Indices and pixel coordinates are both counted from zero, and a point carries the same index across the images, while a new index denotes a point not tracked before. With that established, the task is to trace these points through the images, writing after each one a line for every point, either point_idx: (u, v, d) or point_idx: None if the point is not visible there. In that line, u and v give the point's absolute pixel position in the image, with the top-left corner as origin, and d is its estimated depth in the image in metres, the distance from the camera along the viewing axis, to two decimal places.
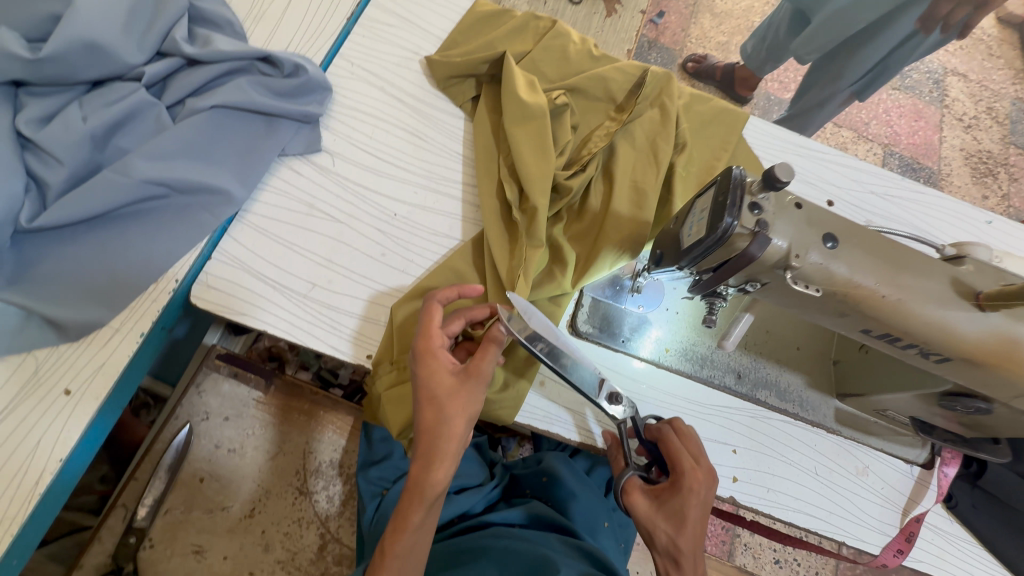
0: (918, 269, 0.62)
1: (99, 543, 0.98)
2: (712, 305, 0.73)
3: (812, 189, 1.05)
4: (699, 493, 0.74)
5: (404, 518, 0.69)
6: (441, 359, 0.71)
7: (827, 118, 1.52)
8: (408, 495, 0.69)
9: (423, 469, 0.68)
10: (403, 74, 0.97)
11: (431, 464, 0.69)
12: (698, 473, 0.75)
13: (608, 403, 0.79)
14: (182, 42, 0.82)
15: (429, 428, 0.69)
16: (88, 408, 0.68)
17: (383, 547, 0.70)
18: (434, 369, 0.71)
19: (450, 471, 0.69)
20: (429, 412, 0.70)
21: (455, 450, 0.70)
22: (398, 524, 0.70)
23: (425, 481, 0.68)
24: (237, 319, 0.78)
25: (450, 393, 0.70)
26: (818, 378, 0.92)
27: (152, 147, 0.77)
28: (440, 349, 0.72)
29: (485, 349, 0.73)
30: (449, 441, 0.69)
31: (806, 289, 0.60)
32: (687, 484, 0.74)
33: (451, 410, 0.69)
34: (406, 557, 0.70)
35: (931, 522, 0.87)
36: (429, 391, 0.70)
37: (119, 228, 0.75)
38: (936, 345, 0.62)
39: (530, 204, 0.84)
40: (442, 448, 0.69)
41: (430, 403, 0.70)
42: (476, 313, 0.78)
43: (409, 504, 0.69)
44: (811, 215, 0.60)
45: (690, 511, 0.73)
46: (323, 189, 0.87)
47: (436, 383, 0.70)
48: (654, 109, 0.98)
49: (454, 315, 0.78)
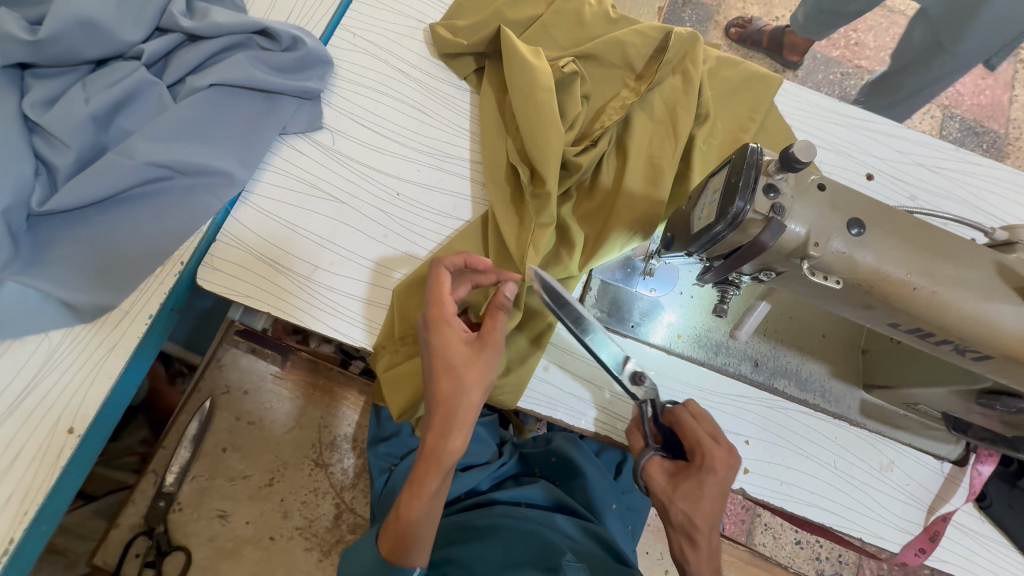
0: (960, 257, 0.55)
1: (134, 505, 1.06)
2: (724, 294, 0.68)
3: (850, 162, 0.96)
4: (719, 473, 0.71)
5: (421, 484, 0.70)
6: (454, 329, 0.70)
7: (899, 95, 1.35)
8: (424, 462, 0.70)
9: (440, 437, 0.69)
10: (408, 44, 0.93)
11: (448, 431, 0.69)
12: (718, 451, 0.72)
13: (629, 383, 0.77)
14: (180, 15, 0.80)
15: (444, 397, 0.69)
16: (103, 386, 0.71)
17: (400, 510, 0.71)
18: (449, 339, 0.70)
19: (467, 437, 0.71)
20: (445, 381, 0.69)
21: (470, 418, 0.71)
22: (414, 490, 0.70)
23: (442, 449, 0.69)
24: (243, 301, 0.78)
25: (466, 364, 0.70)
26: (843, 367, 0.86)
27: (154, 129, 0.77)
28: (452, 318, 0.71)
29: (494, 316, 0.72)
30: (465, 410, 0.70)
31: (825, 281, 0.54)
32: (707, 463, 0.71)
33: (469, 380, 0.69)
34: (422, 520, 0.71)
35: (958, 521, 0.82)
36: (445, 361, 0.69)
37: (126, 211, 0.76)
38: (976, 341, 0.56)
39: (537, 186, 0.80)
40: (459, 416, 0.69)
41: (446, 374, 0.69)
42: (483, 279, 0.76)
43: (425, 471, 0.70)
44: (835, 197, 0.54)
45: (708, 490, 0.71)
46: (326, 168, 0.85)
47: (451, 354, 0.70)
48: (675, 75, 0.91)
49: (460, 280, 0.77)
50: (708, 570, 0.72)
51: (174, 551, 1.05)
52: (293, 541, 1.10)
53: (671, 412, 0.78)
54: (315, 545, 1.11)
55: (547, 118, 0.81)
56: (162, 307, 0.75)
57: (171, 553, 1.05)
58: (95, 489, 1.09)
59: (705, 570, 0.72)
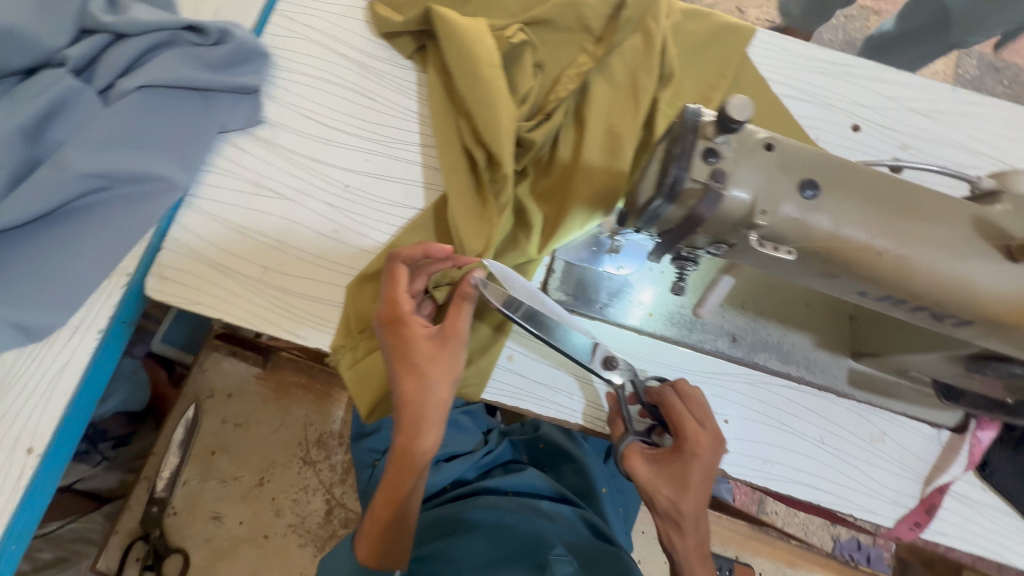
0: (931, 214, 0.49)
1: (129, 510, 1.09)
2: (684, 271, 0.63)
3: (834, 114, 0.89)
4: (703, 459, 0.67)
5: (395, 488, 0.66)
6: (414, 325, 0.66)
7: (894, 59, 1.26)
8: (397, 465, 0.66)
9: (411, 437, 0.65)
10: (348, 25, 0.88)
11: (418, 431, 0.65)
12: (702, 436, 0.67)
13: (602, 369, 0.71)
14: (103, 16, 0.77)
15: (410, 398, 0.64)
16: (58, 404, 0.71)
17: (375, 516, 0.67)
18: (409, 337, 0.65)
19: (439, 436, 0.66)
20: (410, 381, 0.64)
21: (441, 415, 0.66)
22: (388, 496, 0.66)
23: (414, 450, 0.65)
24: (194, 309, 0.77)
25: (428, 360, 0.64)
26: (829, 337, 0.81)
27: (85, 138, 0.74)
28: (411, 314, 0.66)
29: (458, 307, 0.66)
30: (433, 409, 0.65)
31: (776, 252, 0.49)
32: (690, 448, 0.67)
33: (433, 378, 0.64)
34: (400, 525, 0.67)
35: (957, 491, 0.78)
36: (406, 360, 0.65)
37: (66, 226, 0.74)
38: (954, 306, 0.50)
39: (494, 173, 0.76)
40: (427, 415, 0.65)
41: (410, 373, 0.64)
42: (436, 267, 0.71)
43: (399, 474, 0.66)
44: (784, 157, 0.48)
45: (693, 476, 0.66)
46: (270, 165, 0.82)
47: (414, 351, 0.65)
48: (637, 35, 0.84)
49: (416, 272, 0.72)
50: (696, 558, 0.68)
51: (173, 553, 1.07)
52: (286, 538, 1.11)
53: (654, 393, 0.72)
54: (309, 542, 1.11)
55: (492, 97, 0.77)
56: (112, 320, 0.74)
57: (169, 555, 1.07)
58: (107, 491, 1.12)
59: (693, 559, 0.68)
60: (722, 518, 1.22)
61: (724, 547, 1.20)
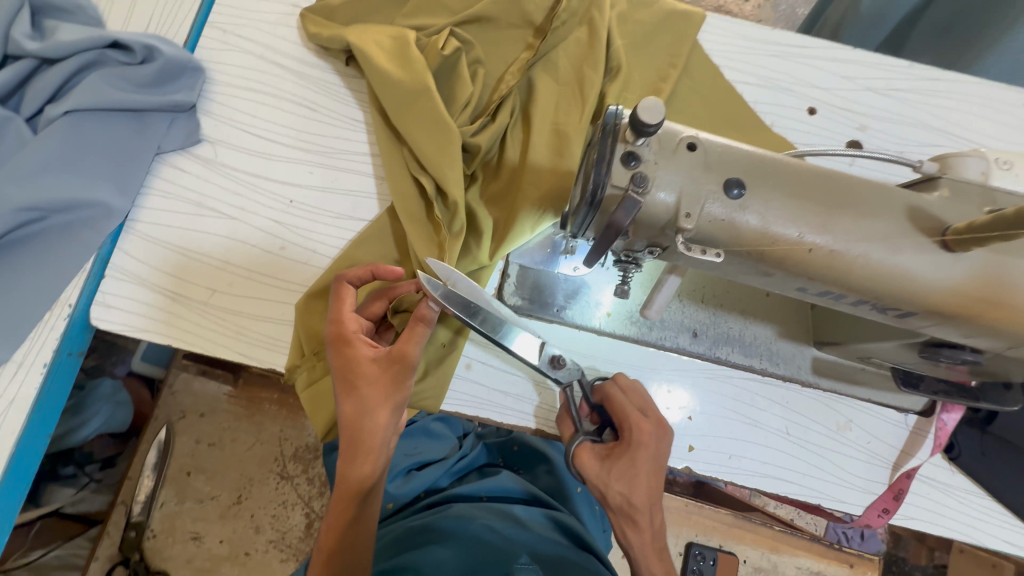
0: (861, 206, 0.48)
1: (108, 537, 1.10)
2: (628, 273, 0.61)
3: (789, 98, 0.87)
4: (650, 447, 0.67)
5: (339, 512, 0.66)
6: (357, 346, 0.64)
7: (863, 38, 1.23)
8: (341, 489, 0.65)
9: (350, 460, 0.64)
10: (284, 33, 0.85)
11: (358, 455, 0.64)
12: (646, 424, 0.68)
13: (550, 369, 0.70)
14: (26, 40, 0.74)
15: (350, 420, 0.63)
16: (7, 441, 0.70)
17: (322, 537, 0.67)
18: (350, 357, 0.64)
19: (383, 461, 0.65)
20: (349, 403, 0.63)
21: (382, 441, 0.64)
22: (334, 520, 0.66)
23: (354, 474, 0.64)
24: (140, 335, 0.75)
25: (369, 383, 0.63)
26: (791, 327, 0.80)
27: (14, 167, 0.72)
28: (355, 334, 0.65)
29: (411, 330, 0.63)
30: (373, 434, 0.63)
31: (704, 254, 0.48)
32: (636, 438, 0.67)
33: (373, 401, 0.63)
34: (345, 548, 0.67)
35: (926, 475, 0.77)
36: (347, 380, 0.64)
37: (5, 258, 0.72)
38: (893, 298, 0.49)
39: (450, 199, 0.73)
40: (368, 440, 0.63)
41: (349, 394, 0.63)
42: (399, 289, 0.70)
43: (344, 499, 0.65)
44: (707, 156, 0.47)
45: (641, 467, 0.66)
46: (211, 184, 0.80)
47: (355, 372, 0.63)
48: (581, 27, 0.82)
49: (374, 295, 0.71)
50: (651, 551, 0.68)
51: None
52: (268, 554, 1.11)
53: (597, 390, 0.72)
54: (291, 556, 1.11)
55: (430, 109, 0.76)
56: (58, 353, 0.73)
57: None
58: (91, 512, 1.11)
59: (649, 552, 0.68)
60: (705, 508, 1.21)
61: (706, 536, 1.19)
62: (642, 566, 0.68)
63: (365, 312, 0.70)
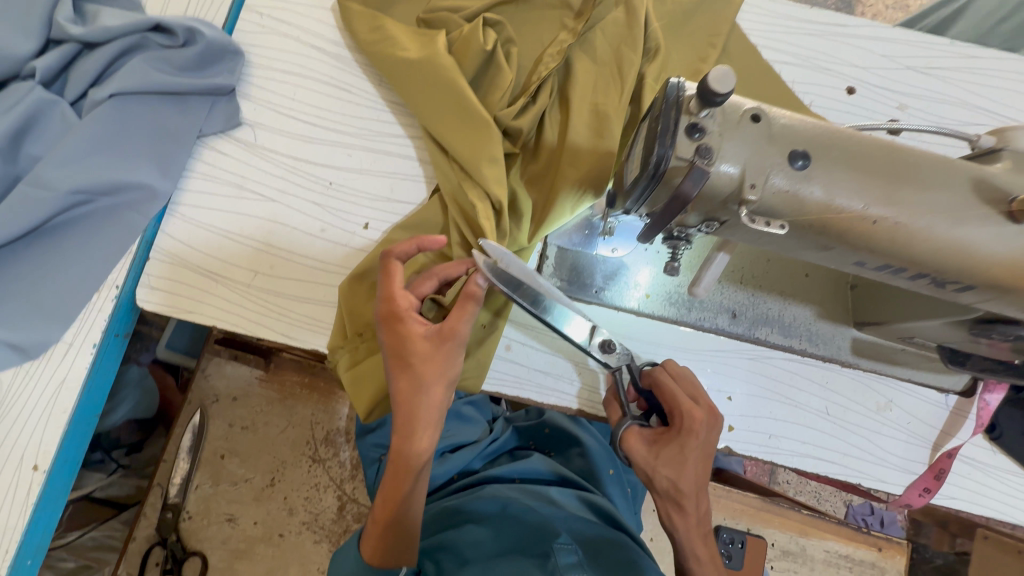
0: (926, 178, 0.48)
1: (146, 517, 1.13)
2: (676, 251, 0.61)
3: (827, 78, 0.86)
4: (700, 435, 0.66)
5: (392, 489, 0.64)
6: (408, 323, 0.63)
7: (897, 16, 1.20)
8: (393, 467, 0.64)
9: (404, 438, 0.62)
10: (320, 17, 0.86)
11: (413, 432, 0.62)
12: (698, 412, 0.66)
13: (601, 354, 0.68)
14: (69, 25, 0.75)
15: (403, 397, 0.62)
16: (59, 420, 0.72)
17: (374, 513, 0.65)
18: (403, 334, 0.63)
19: (436, 438, 0.63)
20: (402, 379, 0.62)
21: (436, 418, 0.63)
22: (388, 497, 0.64)
23: (406, 452, 0.62)
24: (184, 317, 0.76)
25: (423, 359, 0.62)
26: (830, 307, 0.80)
27: (60, 151, 0.72)
28: (407, 311, 0.64)
29: (461, 307, 0.62)
30: (426, 411, 0.62)
31: (768, 226, 0.48)
32: (687, 425, 0.65)
33: (427, 377, 0.62)
34: (400, 522, 0.65)
35: (967, 455, 0.77)
36: (400, 356, 0.62)
37: (55, 241, 0.73)
38: (955, 272, 0.49)
39: (495, 198, 0.73)
40: (422, 416, 0.62)
41: (403, 370, 0.62)
42: (450, 271, 0.68)
43: (395, 477, 0.64)
44: (771, 128, 0.47)
45: (690, 454, 0.65)
46: (252, 167, 0.81)
47: (408, 349, 0.62)
48: (618, 8, 0.81)
49: (426, 275, 0.68)
50: (697, 536, 0.67)
51: (191, 556, 1.08)
52: (301, 536, 1.13)
53: (647, 375, 0.71)
54: (324, 537, 1.13)
55: (466, 107, 0.75)
56: (105, 334, 0.74)
57: (187, 558, 1.08)
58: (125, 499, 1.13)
59: (695, 537, 0.67)
60: (732, 491, 1.21)
61: (733, 520, 1.19)
62: (690, 556, 0.67)
63: (416, 292, 0.68)
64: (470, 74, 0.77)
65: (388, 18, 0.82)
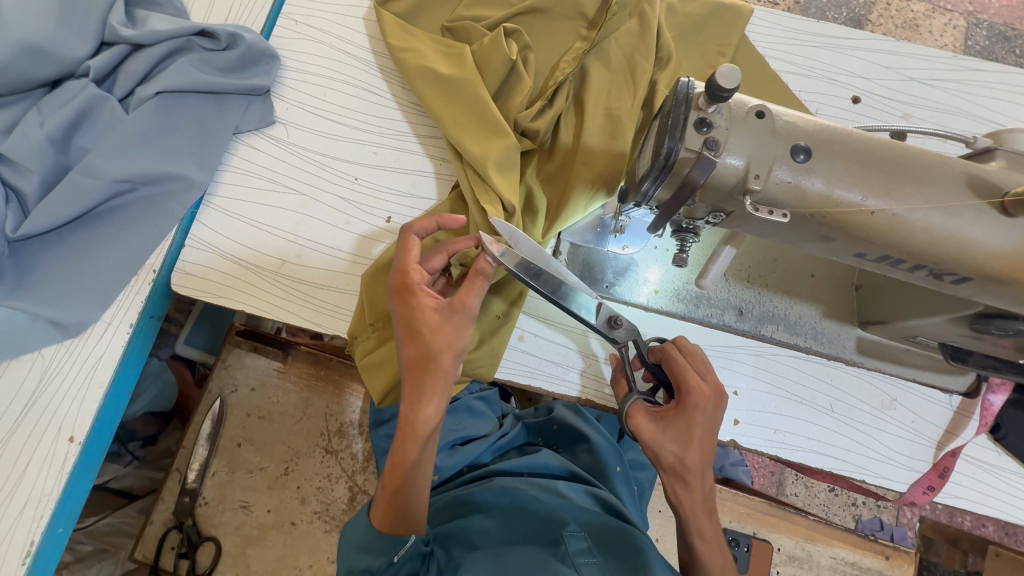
0: (923, 174, 0.51)
1: (163, 502, 1.14)
2: (685, 243, 0.64)
3: (833, 88, 0.89)
4: (706, 411, 0.67)
5: (400, 453, 0.65)
6: (420, 296, 0.65)
7: None
8: (400, 434, 0.65)
9: (412, 405, 0.64)
10: (351, 24, 0.91)
11: (420, 399, 0.64)
12: (704, 388, 0.68)
13: (608, 329, 0.71)
14: (121, 28, 0.81)
15: (414, 365, 0.64)
16: (95, 395, 0.76)
17: (384, 479, 0.67)
18: (414, 306, 0.65)
19: (444, 406, 0.65)
20: (411, 348, 0.65)
21: (446, 388, 0.65)
22: (395, 461, 0.65)
23: (415, 417, 0.64)
24: (215, 301, 0.80)
25: (433, 330, 0.64)
26: (835, 307, 0.82)
27: (109, 143, 0.78)
28: (419, 284, 0.66)
29: (472, 282, 0.65)
30: (436, 379, 0.64)
31: (771, 215, 0.51)
32: (694, 401, 0.67)
33: (437, 347, 0.64)
34: (408, 491, 0.67)
35: (971, 455, 0.79)
36: (411, 326, 0.65)
37: (98, 227, 0.78)
38: (952, 263, 0.51)
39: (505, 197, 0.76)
40: (431, 385, 0.64)
41: (414, 338, 0.64)
42: (458, 246, 0.70)
43: (402, 445, 0.65)
44: (774, 124, 0.51)
45: (696, 430, 0.67)
46: (284, 163, 0.85)
47: (419, 320, 0.64)
48: (632, 20, 0.85)
49: (435, 250, 0.71)
50: (701, 511, 0.69)
51: (205, 541, 1.11)
52: (312, 525, 1.15)
53: (656, 352, 0.74)
54: (334, 527, 1.15)
55: (483, 113, 0.80)
56: (141, 315, 0.78)
57: (201, 543, 1.11)
58: (140, 489, 1.17)
59: (700, 512, 0.69)
60: (739, 495, 1.22)
61: (739, 523, 1.20)
62: (695, 535, 0.69)
63: (426, 266, 0.71)
64: (490, 77, 0.82)
65: (414, 26, 0.87)
